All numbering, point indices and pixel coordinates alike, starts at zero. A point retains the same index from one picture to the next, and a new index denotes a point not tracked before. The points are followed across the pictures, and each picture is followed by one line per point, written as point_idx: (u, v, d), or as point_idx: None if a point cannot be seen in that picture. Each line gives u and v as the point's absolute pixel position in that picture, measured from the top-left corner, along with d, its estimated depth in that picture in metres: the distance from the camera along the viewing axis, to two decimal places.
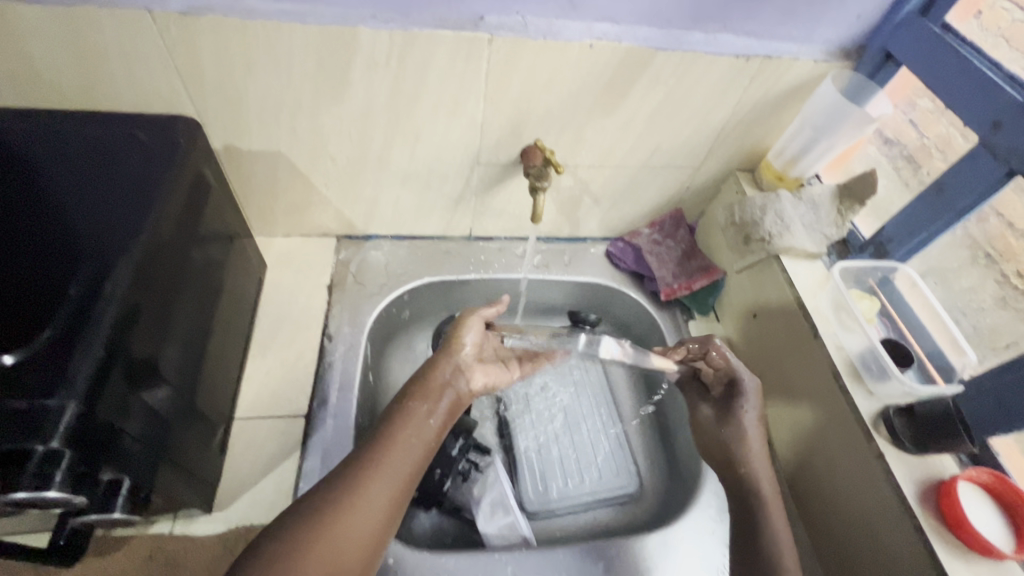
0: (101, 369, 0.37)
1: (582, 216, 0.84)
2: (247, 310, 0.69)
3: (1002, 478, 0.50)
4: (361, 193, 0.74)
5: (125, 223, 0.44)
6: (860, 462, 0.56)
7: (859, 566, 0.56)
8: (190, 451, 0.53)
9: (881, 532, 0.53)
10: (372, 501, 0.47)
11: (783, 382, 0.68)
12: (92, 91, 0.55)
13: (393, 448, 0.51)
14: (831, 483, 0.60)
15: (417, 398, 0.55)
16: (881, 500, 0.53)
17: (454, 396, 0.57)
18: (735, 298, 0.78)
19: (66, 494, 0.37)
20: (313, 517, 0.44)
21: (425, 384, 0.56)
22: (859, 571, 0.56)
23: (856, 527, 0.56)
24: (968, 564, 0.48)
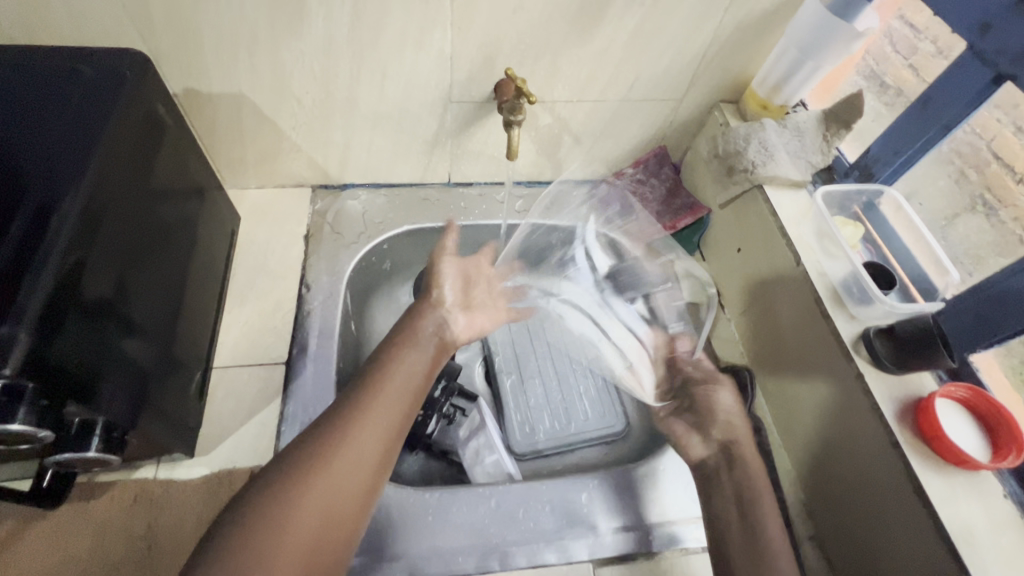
0: (54, 301, 0.37)
1: (563, 157, 0.81)
2: (221, 261, 0.68)
3: (979, 392, 0.50)
4: (332, 138, 0.72)
5: (73, 159, 0.42)
6: (841, 385, 0.56)
7: (841, 486, 0.56)
8: (172, 395, 0.52)
9: (863, 451, 0.53)
10: (368, 439, 0.48)
11: (768, 312, 0.67)
12: (36, 30, 0.53)
13: (384, 389, 0.52)
14: (815, 408, 0.60)
15: (405, 341, 0.56)
16: (861, 418, 0.53)
17: (439, 341, 0.59)
18: (721, 235, 0.77)
19: (30, 428, 0.37)
20: (312, 454, 0.46)
21: (409, 328, 0.58)
22: (840, 490, 0.56)
23: (840, 449, 0.56)
24: (943, 475, 0.48)
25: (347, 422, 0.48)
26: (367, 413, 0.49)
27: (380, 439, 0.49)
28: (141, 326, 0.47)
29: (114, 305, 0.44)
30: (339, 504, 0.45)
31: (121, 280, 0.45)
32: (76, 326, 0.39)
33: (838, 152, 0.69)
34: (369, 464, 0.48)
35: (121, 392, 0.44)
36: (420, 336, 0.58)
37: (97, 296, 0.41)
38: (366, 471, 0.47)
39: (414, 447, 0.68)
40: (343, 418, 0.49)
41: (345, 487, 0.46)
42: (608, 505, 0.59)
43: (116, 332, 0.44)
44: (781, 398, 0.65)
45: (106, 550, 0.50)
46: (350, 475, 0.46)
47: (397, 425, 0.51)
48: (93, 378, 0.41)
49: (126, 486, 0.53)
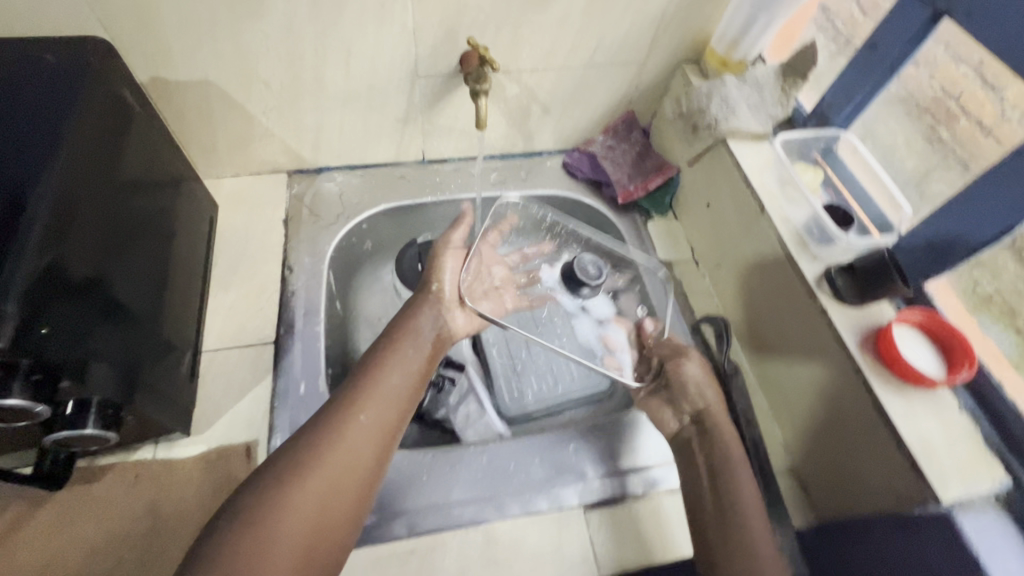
0: (39, 282, 0.38)
1: (534, 127, 0.83)
2: (202, 248, 0.69)
3: (932, 314, 0.53)
4: (303, 120, 0.73)
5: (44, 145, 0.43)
6: (807, 320, 0.59)
7: (814, 415, 0.60)
8: (165, 376, 0.54)
9: (830, 379, 0.57)
10: (362, 433, 0.51)
11: (739, 262, 0.70)
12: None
13: (379, 386, 0.54)
14: (785, 347, 0.63)
15: (403, 339, 0.59)
16: (826, 349, 0.57)
17: (435, 339, 0.62)
18: (691, 193, 0.79)
19: (27, 402, 0.39)
20: (314, 443, 0.49)
21: (409, 326, 0.61)
22: (813, 419, 0.60)
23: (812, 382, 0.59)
24: (904, 394, 0.51)
25: (342, 417, 0.51)
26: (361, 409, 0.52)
27: (373, 434, 0.51)
28: (128, 306, 0.49)
29: (99, 284, 0.45)
30: (338, 494, 0.48)
31: (104, 261, 0.46)
32: (62, 305, 0.40)
33: (797, 103, 0.71)
34: (363, 458, 0.50)
35: (115, 370, 0.45)
36: (417, 334, 0.60)
37: (83, 276, 0.42)
38: (358, 465, 0.49)
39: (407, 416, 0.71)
40: (339, 413, 0.51)
41: (346, 477, 0.48)
42: (596, 453, 0.61)
43: (104, 311, 0.45)
44: (755, 342, 0.68)
45: (111, 528, 0.52)
46: (343, 467, 0.48)
47: (391, 421, 0.53)
48: (85, 355, 0.42)
49: (125, 467, 0.55)
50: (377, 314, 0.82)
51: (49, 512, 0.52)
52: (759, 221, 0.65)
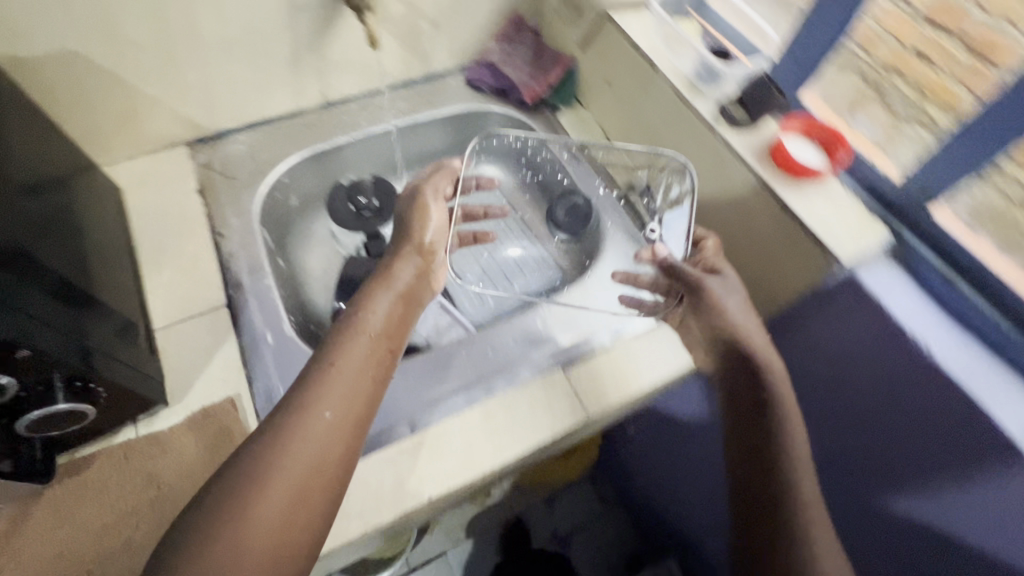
0: None
1: (428, 46, 0.83)
2: (119, 232, 0.65)
3: (809, 119, 0.61)
4: (188, 80, 0.69)
5: None
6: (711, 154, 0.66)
7: (734, 237, 0.68)
8: (126, 350, 0.53)
9: (740, 198, 0.64)
10: (323, 435, 0.46)
11: (645, 125, 0.75)
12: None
13: (338, 373, 0.49)
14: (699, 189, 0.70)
15: (358, 321, 0.55)
16: (731, 172, 0.64)
17: (398, 315, 0.58)
18: (591, 79, 0.83)
19: None
20: (268, 451, 0.44)
21: (366, 303, 0.57)
22: (736, 241, 0.68)
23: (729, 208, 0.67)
24: (796, 189, 0.60)
25: (300, 416, 0.46)
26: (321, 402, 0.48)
27: (339, 432, 0.47)
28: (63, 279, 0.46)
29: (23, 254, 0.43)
30: (304, 499, 0.44)
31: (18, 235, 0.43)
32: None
33: None
34: (329, 457, 0.46)
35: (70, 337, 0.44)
36: (373, 313, 0.56)
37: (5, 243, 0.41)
38: (324, 467, 0.45)
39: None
40: (296, 411, 0.46)
41: (309, 479, 0.44)
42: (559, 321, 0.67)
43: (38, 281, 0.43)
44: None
45: (115, 507, 0.52)
46: (308, 472, 0.44)
47: (356, 410, 0.49)
48: (36, 323, 0.40)
49: (111, 451, 0.54)
50: (323, 267, 0.81)
51: (43, 512, 0.50)
52: (653, 79, 0.70)
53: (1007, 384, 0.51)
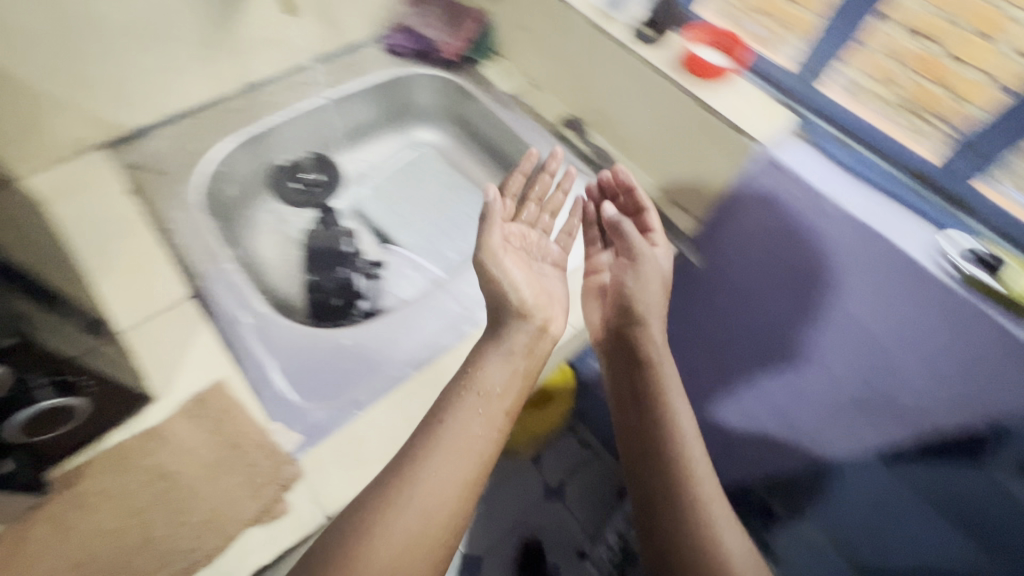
0: None
1: (339, 16, 0.82)
2: (53, 245, 0.61)
3: (715, 31, 0.69)
4: (92, 76, 0.66)
5: None
6: (658, 112, 0.72)
7: (678, 169, 0.75)
8: (87, 347, 0.50)
9: (693, 133, 0.70)
10: (409, 556, 0.46)
11: (602, 92, 0.78)
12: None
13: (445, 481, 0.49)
14: (654, 137, 0.75)
15: (445, 426, 0.52)
16: (681, 103, 0.68)
17: (516, 388, 0.57)
18: (504, 29, 0.87)
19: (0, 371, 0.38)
20: None
21: (508, 266, 0.63)
22: (682, 179, 0.76)
23: (631, 100, 0.75)
24: (709, 89, 0.67)
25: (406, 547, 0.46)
26: (410, 500, 0.48)
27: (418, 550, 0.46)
28: (10, 290, 0.43)
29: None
30: None
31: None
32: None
33: None
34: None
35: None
36: (469, 424, 0.53)
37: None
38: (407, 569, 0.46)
39: (353, 307, 0.73)
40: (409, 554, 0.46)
41: None
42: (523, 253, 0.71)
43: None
44: (592, 105, 0.81)
45: (132, 499, 0.50)
46: None
47: (436, 541, 0.48)
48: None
49: (103, 455, 0.52)
50: (278, 256, 0.80)
51: (40, 530, 0.47)
52: (598, 41, 0.73)
53: (854, 365, 0.70)
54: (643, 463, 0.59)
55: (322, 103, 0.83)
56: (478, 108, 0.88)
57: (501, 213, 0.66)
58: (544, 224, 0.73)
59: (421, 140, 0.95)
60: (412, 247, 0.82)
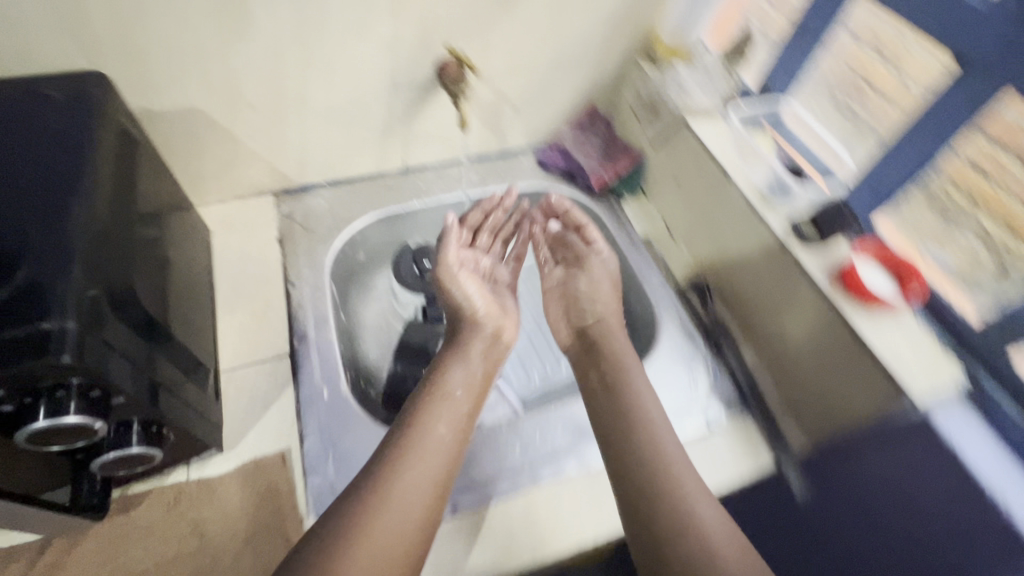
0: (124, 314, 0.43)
1: (506, 127, 0.88)
2: (203, 275, 0.69)
3: (886, 250, 0.62)
4: (288, 141, 0.75)
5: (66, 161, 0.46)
6: (800, 315, 0.65)
7: (805, 381, 0.66)
8: (196, 397, 0.53)
9: (831, 354, 0.62)
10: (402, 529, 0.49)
11: (740, 269, 0.73)
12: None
13: (426, 466, 0.53)
14: (787, 337, 0.68)
15: (421, 426, 0.56)
16: (825, 319, 0.61)
17: (473, 392, 0.63)
18: (656, 174, 0.86)
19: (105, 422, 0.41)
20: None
21: (459, 283, 0.73)
22: (806, 393, 0.66)
23: (769, 293, 0.69)
24: (867, 317, 0.59)
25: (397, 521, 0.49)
26: (399, 477, 0.51)
27: (418, 515, 0.50)
28: (166, 344, 0.49)
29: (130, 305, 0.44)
30: None
31: (130, 273, 0.46)
32: (38, 268, 0.39)
33: (741, 82, 0.79)
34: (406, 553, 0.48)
35: (132, 364, 0.41)
36: (437, 423, 0.57)
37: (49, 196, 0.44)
38: (412, 531, 0.49)
39: None
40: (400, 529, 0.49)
41: None
42: None
43: (111, 301, 0.41)
44: (726, 279, 0.76)
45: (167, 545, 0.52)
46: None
47: (431, 513, 0.51)
48: (92, 336, 0.38)
49: (163, 491, 0.55)
50: (379, 320, 0.85)
51: (90, 544, 0.51)
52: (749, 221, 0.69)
53: None
54: (628, 476, 0.57)
55: (461, 198, 0.89)
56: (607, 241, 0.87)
57: (458, 240, 0.75)
58: (498, 253, 0.81)
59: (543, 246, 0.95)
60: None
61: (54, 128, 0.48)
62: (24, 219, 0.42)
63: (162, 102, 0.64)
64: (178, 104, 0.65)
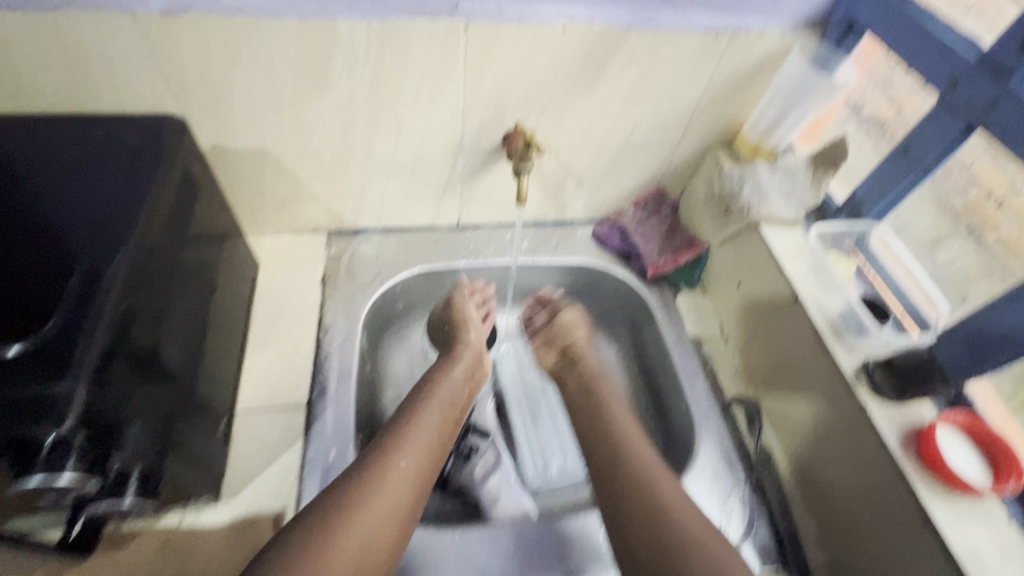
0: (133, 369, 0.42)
1: (567, 198, 0.85)
2: (242, 309, 0.70)
3: (978, 419, 0.53)
4: (348, 187, 0.76)
5: (122, 206, 0.47)
6: (863, 473, 0.56)
7: (861, 547, 0.57)
8: (200, 441, 0.56)
9: (895, 529, 0.53)
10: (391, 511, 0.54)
11: (798, 399, 0.65)
12: (27, 105, 0.57)
13: (416, 460, 0.58)
14: (843, 492, 0.59)
15: (415, 422, 0.61)
16: (892, 487, 0.53)
17: (461, 395, 0.68)
18: (719, 272, 0.80)
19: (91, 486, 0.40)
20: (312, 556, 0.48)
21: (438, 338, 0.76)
22: (860, 562, 0.58)
23: (829, 437, 0.61)
24: (945, 498, 0.50)
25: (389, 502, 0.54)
26: (398, 455, 0.57)
27: (407, 492, 0.56)
28: (176, 392, 0.51)
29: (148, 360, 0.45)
30: None
31: (158, 325, 0.48)
32: (68, 315, 0.39)
33: (828, 192, 0.72)
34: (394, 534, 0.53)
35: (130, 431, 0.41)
36: (426, 421, 0.62)
37: (98, 237, 0.45)
38: (404, 505, 0.55)
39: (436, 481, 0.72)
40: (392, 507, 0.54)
41: None
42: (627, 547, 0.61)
43: (128, 357, 0.42)
44: (780, 405, 0.68)
45: None
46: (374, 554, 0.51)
47: (420, 489, 0.57)
48: (96, 402, 0.37)
49: (153, 534, 0.55)
50: (405, 375, 0.82)
51: None
52: (816, 352, 0.62)
53: None
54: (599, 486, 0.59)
55: (509, 262, 0.86)
56: (654, 333, 0.81)
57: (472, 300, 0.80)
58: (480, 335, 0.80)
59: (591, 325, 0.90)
60: (518, 437, 0.79)
61: (124, 168, 0.50)
62: (74, 257, 0.43)
63: (235, 140, 0.66)
64: (250, 144, 0.67)
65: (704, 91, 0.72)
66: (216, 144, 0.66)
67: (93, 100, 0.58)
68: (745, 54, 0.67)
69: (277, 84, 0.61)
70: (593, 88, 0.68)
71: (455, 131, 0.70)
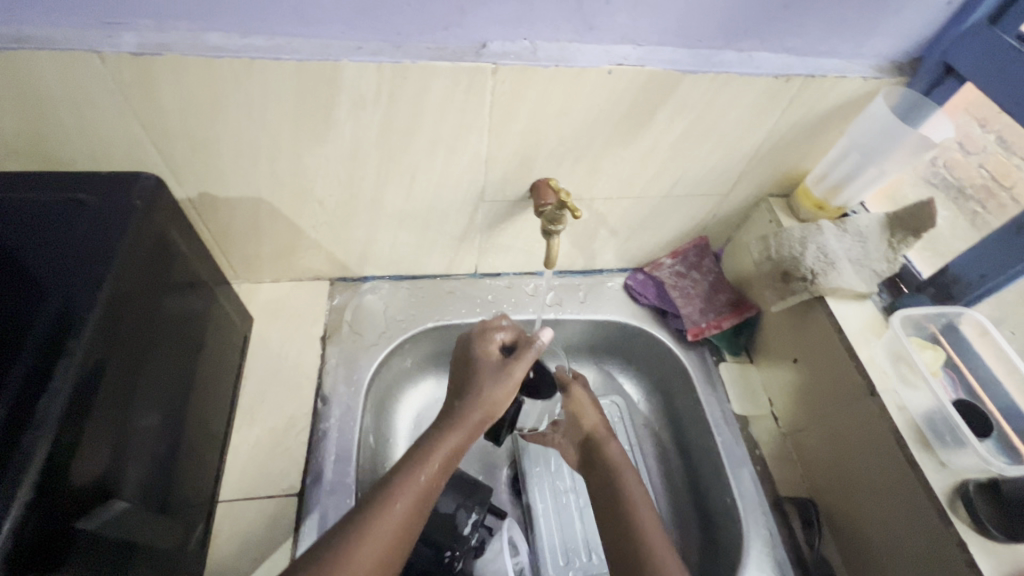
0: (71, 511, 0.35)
1: (598, 247, 0.76)
2: (230, 376, 0.62)
3: None
4: (354, 236, 0.67)
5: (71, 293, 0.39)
6: None
7: None
8: (168, 556, 0.47)
9: None
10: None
11: (865, 510, 0.56)
12: None
13: (409, 505, 0.47)
14: None
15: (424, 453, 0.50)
16: None
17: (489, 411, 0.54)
18: (772, 342, 0.70)
19: None
20: None
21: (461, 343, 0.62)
22: None
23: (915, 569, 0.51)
24: None
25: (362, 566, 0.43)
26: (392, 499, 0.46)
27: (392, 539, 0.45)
28: (137, 501, 0.42)
29: (97, 471, 0.38)
30: None
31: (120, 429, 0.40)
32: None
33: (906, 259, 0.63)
34: None
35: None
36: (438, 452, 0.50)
37: (42, 335, 0.37)
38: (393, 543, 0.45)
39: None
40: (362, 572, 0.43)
41: None
42: None
43: (65, 497, 0.34)
44: (848, 514, 0.58)
45: None
46: None
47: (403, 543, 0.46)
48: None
49: None
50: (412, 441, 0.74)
51: None
52: (895, 461, 0.52)
53: None
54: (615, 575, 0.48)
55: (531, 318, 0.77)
56: (693, 405, 0.72)
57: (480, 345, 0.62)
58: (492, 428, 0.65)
59: (621, 390, 0.80)
60: (538, 522, 0.70)
61: (82, 240, 0.42)
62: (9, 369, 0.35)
63: (224, 188, 0.57)
64: (243, 192, 0.59)
65: (766, 140, 0.62)
66: (203, 192, 0.57)
67: (59, 147, 0.50)
68: (818, 101, 0.57)
69: (273, 129, 0.52)
70: (638, 136, 0.59)
71: (476, 180, 0.61)
